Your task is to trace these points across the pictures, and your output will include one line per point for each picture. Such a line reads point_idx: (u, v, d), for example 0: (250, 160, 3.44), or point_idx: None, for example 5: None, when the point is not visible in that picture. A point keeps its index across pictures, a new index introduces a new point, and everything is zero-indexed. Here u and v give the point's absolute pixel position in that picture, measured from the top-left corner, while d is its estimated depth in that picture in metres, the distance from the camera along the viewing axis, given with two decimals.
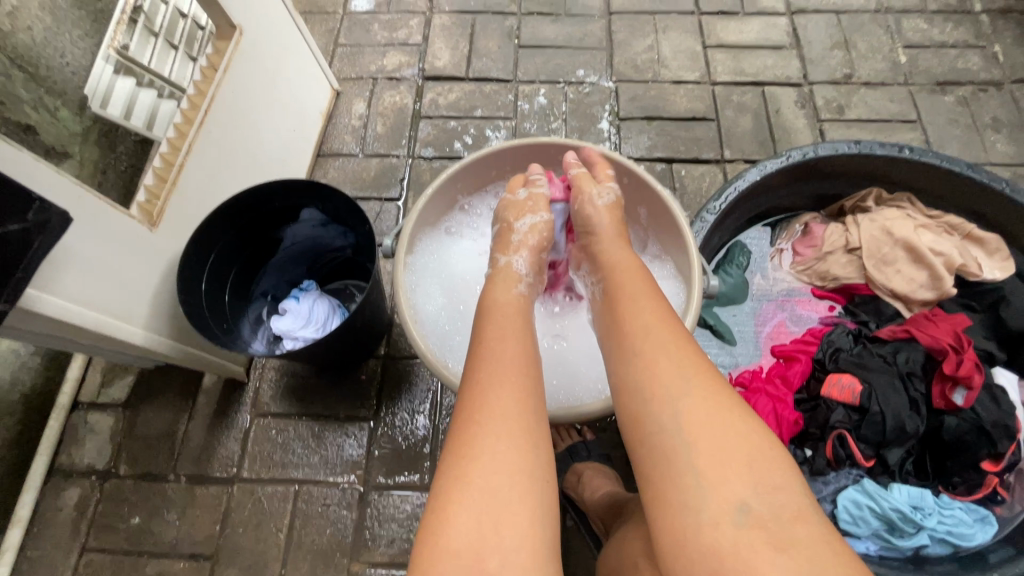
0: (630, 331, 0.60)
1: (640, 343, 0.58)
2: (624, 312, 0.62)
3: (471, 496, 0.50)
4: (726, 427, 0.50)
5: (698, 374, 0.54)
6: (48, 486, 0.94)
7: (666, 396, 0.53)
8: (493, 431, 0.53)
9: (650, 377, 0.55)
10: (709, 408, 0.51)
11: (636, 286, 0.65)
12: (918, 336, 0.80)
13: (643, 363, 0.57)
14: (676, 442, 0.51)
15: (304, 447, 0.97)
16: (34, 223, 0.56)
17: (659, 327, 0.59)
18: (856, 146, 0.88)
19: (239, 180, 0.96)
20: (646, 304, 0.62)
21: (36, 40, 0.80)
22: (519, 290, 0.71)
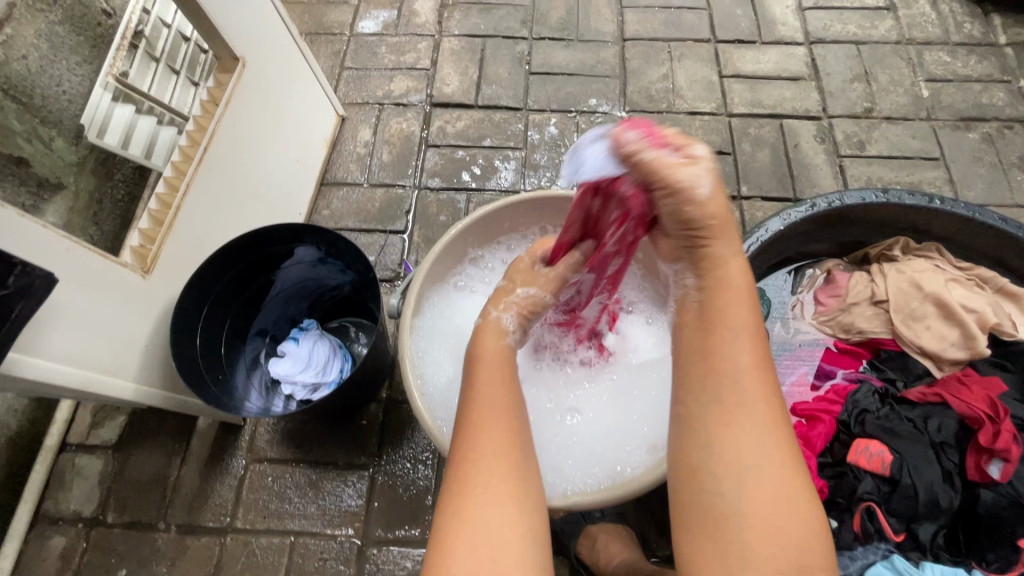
0: (710, 361, 0.53)
1: (726, 390, 0.51)
2: (717, 344, 0.53)
3: (472, 539, 0.48)
4: (787, 503, 0.48)
5: (776, 439, 0.50)
6: (32, 534, 0.90)
7: (736, 459, 0.49)
8: (494, 471, 0.52)
9: (724, 433, 0.50)
10: (778, 483, 0.48)
11: (739, 311, 0.54)
12: (952, 401, 0.77)
13: (721, 413, 0.51)
14: (728, 508, 0.48)
15: (301, 497, 0.92)
16: (16, 289, 0.54)
17: (750, 373, 0.52)
18: (883, 196, 0.87)
19: (239, 218, 0.93)
20: (744, 338, 0.53)
21: (31, 69, 0.82)
22: (508, 342, 0.65)
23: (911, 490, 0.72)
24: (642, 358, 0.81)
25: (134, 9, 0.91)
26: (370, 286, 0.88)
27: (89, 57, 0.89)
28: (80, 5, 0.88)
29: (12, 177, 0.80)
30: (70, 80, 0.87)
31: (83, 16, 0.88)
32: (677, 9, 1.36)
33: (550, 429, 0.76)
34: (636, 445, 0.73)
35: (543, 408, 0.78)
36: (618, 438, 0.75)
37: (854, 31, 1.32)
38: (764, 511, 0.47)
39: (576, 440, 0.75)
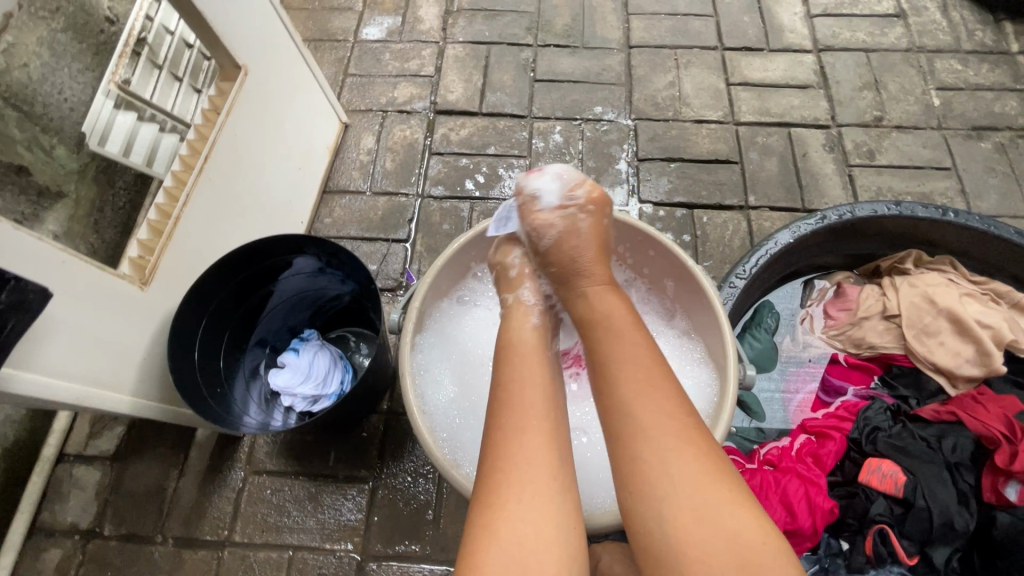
0: (613, 385, 0.56)
1: (627, 424, 0.53)
2: (610, 379, 0.57)
3: (505, 542, 0.47)
4: (716, 519, 0.47)
5: (688, 456, 0.51)
6: (28, 546, 0.89)
7: (651, 487, 0.50)
8: (529, 472, 0.51)
9: (636, 464, 0.51)
10: (699, 499, 0.48)
11: (625, 345, 0.59)
12: (966, 420, 0.75)
13: (627, 446, 0.52)
14: (662, 540, 0.48)
15: (300, 510, 0.91)
16: (9, 304, 0.53)
17: (646, 399, 0.54)
18: (896, 208, 0.85)
19: (240, 228, 0.92)
20: (629, 366, 0.57)
21: (33, 78, 0.80)
22: (535, 322, 0.67)
23: (925, 513, 0.70)
24: None
25: (137, 15, 0.92)
26: (371, 295, 0.87)
27: (93, 64, 0.88)
28: (84, 13, 0.86)
29: (11, 186, 0.78)
30: (72, 89, 0.86)
31: (85, 24, 0.86)
32: (683, 16, 1.34)
33: None
34: None
35: None
36: None
37: (863, 39, 1.30)
38: (694, 535, 0.47)
39: (580, 461, 0.74)
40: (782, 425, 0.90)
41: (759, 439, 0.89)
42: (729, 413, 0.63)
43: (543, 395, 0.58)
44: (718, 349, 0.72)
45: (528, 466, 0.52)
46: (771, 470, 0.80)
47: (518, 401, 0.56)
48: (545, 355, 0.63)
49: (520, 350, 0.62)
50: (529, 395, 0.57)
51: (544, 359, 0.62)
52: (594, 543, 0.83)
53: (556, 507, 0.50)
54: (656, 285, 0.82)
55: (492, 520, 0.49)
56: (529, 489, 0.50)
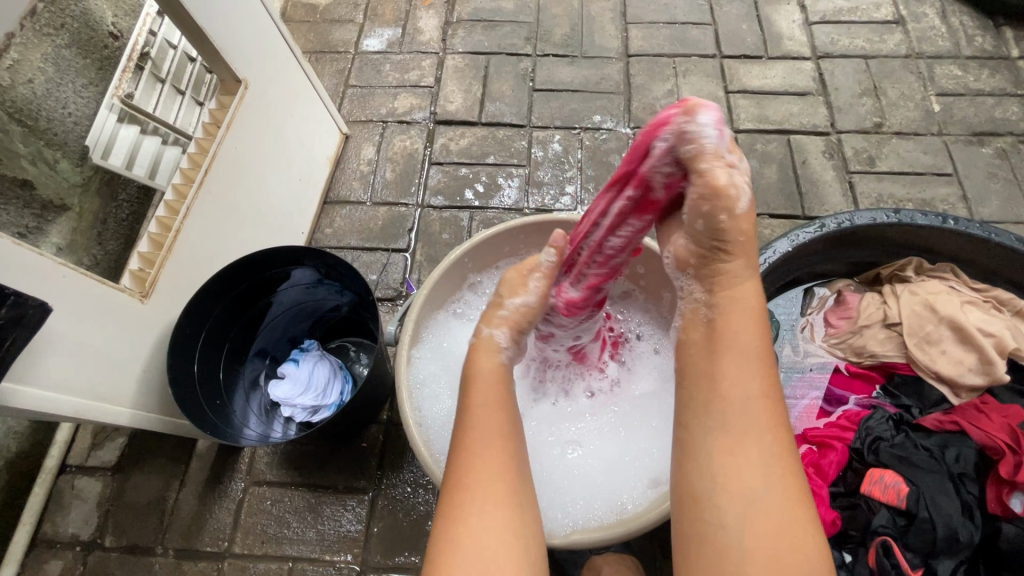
0: (719, 386, 0.53)
1: (732, 418, 0.51)
2: (723, 367, 0.53)
3: (473, 541, 0.50)
4: (793, 534, 0.47)
5: (782, 470, 0.49)
6: (30, 558, 0.89)
7: (740, 488, 0.49)
8: (488, 490, 0.52)
9: (730, 463, 0.50)
10: (782, 512, 0.48)
11: (745, 338, 0.53)
12: (969, 430, 0.75)
13: (724, 441, 0.51)
14: (732, 540, 0.48)
15: (300, 522, 0.91)
16: (8, 319, 0.53)
17: (754, 398, 0.51)
18: (896, 216, 0.85)
19: (240, 239, 0.93)
20: (751, 363, 0.52)
21: (38, 93, 0.81)
22: (502, 359, 0.64)
23: (928, 524, 0.69)
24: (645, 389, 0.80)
25: (140, 31, 0.92)
26: (369, 306, 0.87)
27: (96, 78, 0.89)
28: (89, 29, 0.87)
29: (15, 201, 0.80)
30: (76, 102, 0.86)
31: (90, 39, 0.87)
32: (681, 24, 1.35)
33: (550, 462, 0.75)
34: (642, 477, 0.71)
35: (547, 440, 0.78)
36: (622, 472, 0.73)
37: (862, 46, 1.30)
38: (767, 545, 0.47)
39: (576, 475, 0.74)
40: None
41: None
42: None
43: (505, 410, 0.58)
44: None
45: (494, 481, 0.53)
46: None
47: (485, 418, 0.57)
48: (508, 389, 0.61)
49: (485, 367, 0.62)
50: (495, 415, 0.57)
51: (508, 381, 0.62)
52: (594, 555, 0.82)
53: (519, 519, 0.52)
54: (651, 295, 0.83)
55: (456, 535, 0.50)
56: (492, 502, 0.52)
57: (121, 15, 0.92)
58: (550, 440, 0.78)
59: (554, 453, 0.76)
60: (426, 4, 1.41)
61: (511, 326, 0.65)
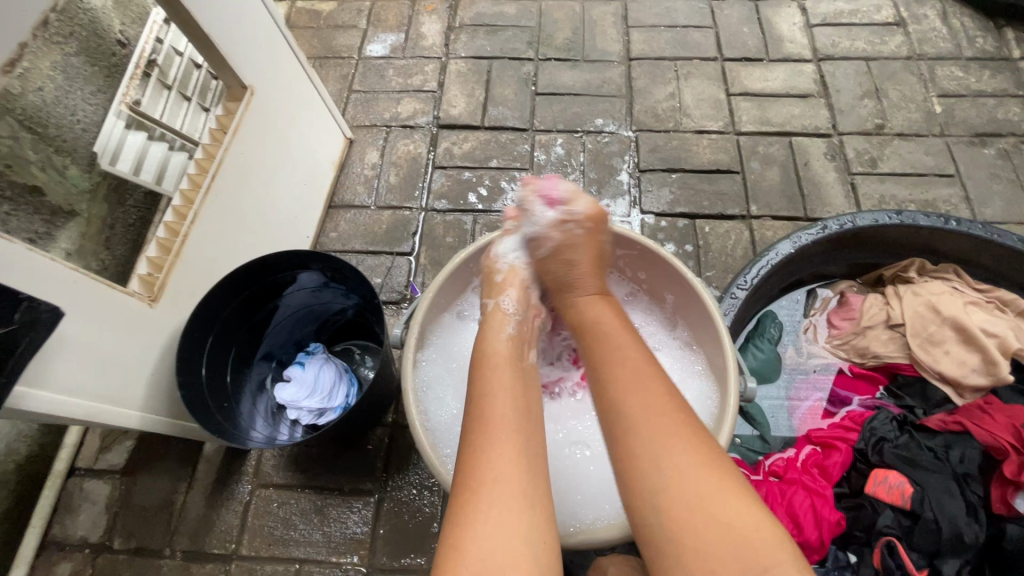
0: (614, 383, 0.58)
1: (621, 417, 0.56)
2: (604, 379, 0.59)
3: (480, 535, 0.49)
4: (706, 510, 0.48)
5: (680, 450, 0.52)
6: (39, 560, 0.90)
7: (646, 481, 0.51)
8: (496, 485, 0.52)
9: (633, 462, 0.53)
10: (689, 491, 0.49)
11: (616, 350, 0.61)
12: (973, 430, 0.75)
13: (620, 443, 0.55)
14: (656, 531, 0.50)
15: (307, 523, 0.91)
16: (21, 324, 0.54)
17: (638, 397, 0.56)
18: (897, 217, 0.85)
19: (246, 244, 0.94)
20: (633, 361, 0.59)
21: (47, 101, 0.80)
22: (509, 332, 0.69)
23: (933, 524, 0.69)
24: None
25: (147, 38, 0.93)
26: (374, 308, 0.88)
27: (105, 86, 0.90)
28: (98, 37, 0.87)
29: (26, 207, 0.81)
30: (85, 110, 0.87)
31: (98, 48, 0.87)
32: (682, 28, 1.36)
33: (556, 463, 0.76)
34: None
35: (554, 441, 0.78)
36: None
37: (864, 48, 1.31)
38: (688, 521, 0.48)
39: (583, 476, 0.74)
40: (787, 433, 0.90)
41: (765, 451, 0.88)
42: (729, 428, 0.63)
43: (514, 408, 0.58)
44: (717, 361, 0.72)
45: (498, 484, 0.52)
46: (776, 481, 0.80)
47: (490, 415, 0.57)
48: (517, 365, 0.65)
49: (495, 362, 0.63)
50: (502, 410, 0.58)
51: (514, 370, 0.63)
52: (599, 556, 0.82)
53: (527, 525, 0.51)
54: (655, 296, 0.83)
55: (460, 542, 0.49)
56: (499, 505, 0.51)
57: (127, 22, 0.92)
58: (557, 441, 0.78)
59: (560, 454, 0.77)
60: (429, 10, 1.42)
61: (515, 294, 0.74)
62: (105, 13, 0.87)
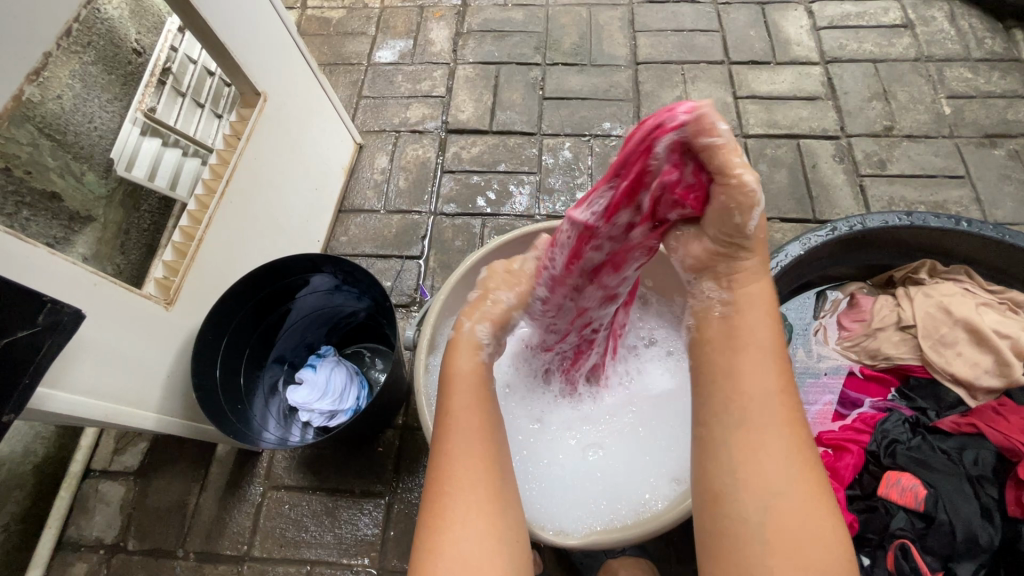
0: (752, 374, 0.49)
1: (754, 412, 0.47)
2: (739, 362, 0.49)
3: (456, 536, 0.50)
4: (816, 534, 0.44)
5: (805, 470, 0.46)
6: (55, 561, 0.91)
7: (761, 484, 0.45)
8: (473, 491, 0.52)
9: (754, 460, 0.46)
10: (806, 509, 0.44)
11: (764, 334, 0.51)
12: (987, 432, 0.74)
13: (745, 438, 0.47)
14: (751, 545, 0.44)
15: (318, 525, 0.92)
16: (45, 325, 0.55)
17: (781, 398, 0.48)
18: (908, 218, 0.85)
19: (259, 247, 0.96)
20: (771, 356, 0.50)
21: (66, 108, 0.82)
22: (484, 357, 0.64)
23: (947, 527, 0.69)
24: (661, 389, 0.82)
25: (162, 47, 0.95)
26: (386, 311, 0.89)
27: (120, 94, 0.92)
28: (113, 46, 0.87)
29: (45, 212, 0.83)
30: (102, 117, 0.90)
31: (115, 56, 0.89)
32: (690, 32, 1.36)
33: (571, 464, 0.77)
34: (661, 478, 0.73)
35: (567, 443, 0.79)
36: (639, 477, 0.74)
37: (870, 50, 1.31)
38: (789, 546, 0.43)
39: (595, 476, 0.75)
40: None
41: None
42: None
43: (485, 416, 0.58)
44: None
45: (472, 486, 0.52)
46: None
47: (468, 421, 0.57)
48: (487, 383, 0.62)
49: (463, 377, 0.61)
50: (475, 417, 0.57)
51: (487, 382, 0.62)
52: (610, 558, 0.82)
53: (501, 531, 0.51)
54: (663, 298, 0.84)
55: (436, 544, 0.49)
56: (474, 508, 0.51)
57: (144, 32, 0.94)
58: (571, 442, 0.80)
59: (575, 455, 0.78)
60: (437, 16, 1.44)
61: (492, 320, 0.65)
62: (122, 22, 0.87)
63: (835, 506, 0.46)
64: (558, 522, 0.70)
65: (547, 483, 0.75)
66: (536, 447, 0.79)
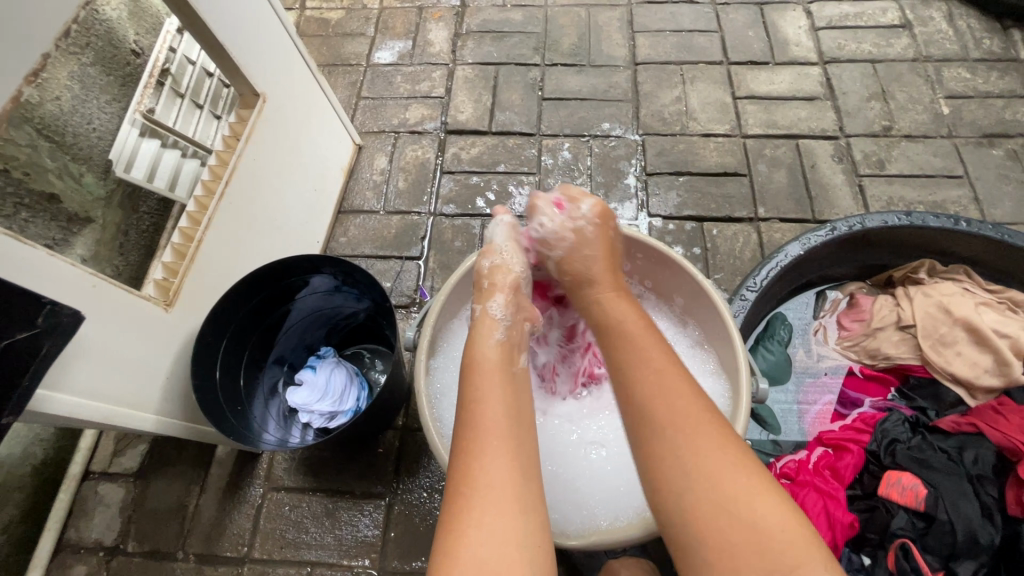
0: (639, 388, 0.57)
1: (651, 420, 0.55)
2: (631, 384, 0.58)
3: (474, 534, 0.49)
4: (735, 513, 0.48)
5: (711, 451, 0.51)
6: (54, 563, 0.91)
7: (677, 483, 0.51)
8: (491, 490, 0.52)
9: (660, 470, 0.52)
10: (720, 495, 0.49)
11: (641, 352, 0.60)
12: (988, 432, 0.74)
13: (651, 448, 0.54)
14: (687, 537, 0.49)
15: (318, 527, 0.92)
16: (44, 328, 0.55)
17: (669, 406, 0.55)
18: (907, 218, 0.85)
19: (259, 248, 0.96)
20: (651, 367, 0.58)
21: (65, 109, 0.82)
22: (500, 336, 0.67)
23: (947, 526, 0.69)
24: None
25: (161, 48, 0.95)
26: (386, 312, 0.88)
27: (119, 95, 0.92)
28: (113, 47, 0.88)
29: (43, 214, 0.82)
30: (100, 118, 0.89)
31: (114, 58, 0.89)
32: (689, 32, 1.36)
33: (574, 464, 0.77)
34: None
35: (569, 442, 0.79)
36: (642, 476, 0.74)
37: (869, 50, 1.31)
38: (712, 524, 0.48)
39: (596, 476, 0.75)
40: (798, 437, 0.90)
41: (777, 454, 0.88)
42: (742, 423, 0.64)
43: (505, 414, 0.58)
44: (728, 358, 0.72)
45: (492, 485, 0.52)
46: (788, 484, 0.80)
47: (486, 421, 0.57)
48: (507, 370, 0.64)
49: (481, 369, 0.63)
50: (495, 415, 0.58)
51: (507, 376, 0.63)
52: (610, 559, 0.82)
53: (522, 525, 0.51)
54: (663, 297, 0.83)
55: (453, 545, 0.49)
56: (494, 509, 0.51)
57: (142, 33, 0.94)
58: (573, 442, 0.80)
59: (578, 455, 0.78)
60: (436, 17, 1.44)
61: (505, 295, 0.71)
62: (122, 23, 0.87)
63: (763, 480, 0.50)
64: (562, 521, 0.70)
65: (548, 484, 0.74)
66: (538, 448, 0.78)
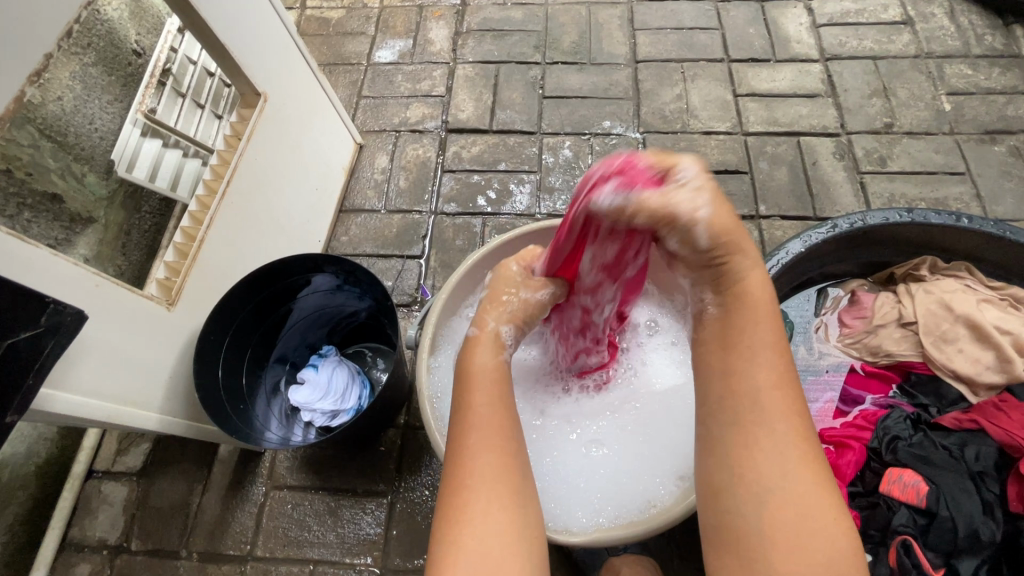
0: (741, 370, 0.52)
1: (750, 408, 0.50)
2: (734, 364, 0.52)
3: (472, 535, 0.50)
4: (806, 519, 0.47)
5: (801, 458, 0.49)
6: (58, 561, 0.92)
7: (756, 478, 0.48)
8: (482, 491, 0.52)
9: (743, 456, 0.49)
10: (797, 501, 0.47)
11: (756, 334, 0.52)
12: (988, 428, 0.75)
13: (740, 433, 0.50)
14: (751, 530, 0.48)
15: (320, 525, 0.92)
16: (48, 327, 0.55)
17: (772, 398, 0.50)
18: (908, 215, 0.85)
19: (261, 247, 0.96)
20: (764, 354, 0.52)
21: (66, 109, 0.80)
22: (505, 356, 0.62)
23: (949, 523, 0.69)
24: (664, 385, 0.82)
25: (161, 48, 0.95)
26: (388, 311, 0.89)
27: (121, 95, 0.92)
28: (113, 47, 0.86)
29: (46, 213, 0.82)
30: (102, 118, 0.89)
31: (115, 58, 0.87)
32: (689, 30, 1.36)
33: (574, 461, 0.77)
34: (665, 474, 0.73)
35: (570, 439, 0.79)
36: (643, 473, 0.74)
37: (871, 47, 1.31)
38: (780, 526, 0.47)
39: (596, 474, 0.76)
40: None
41: None
42: None
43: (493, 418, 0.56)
44: None
45: (481, 487, 0.52)
46: None
47: (474, 426, 0.55)
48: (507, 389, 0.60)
49: (472, 382, 0.59)
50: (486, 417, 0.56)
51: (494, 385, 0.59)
52: (612, 556, 0.83)
53: (517, 522, 0.51)
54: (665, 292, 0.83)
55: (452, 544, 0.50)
56: (486, 506, 0.51)
57: (144, 33, 0.93)
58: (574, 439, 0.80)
59: (578, 453, 0.78)
60: (437, 15, 1.44)
61: (516, 323, 0.64)
62: (122, 23, 0.86)
63: (836, 497, 0.49)
64: (563, 519, 0.71)
65: (549, 481, 0.75)
66: (540, 446, 0.78)
